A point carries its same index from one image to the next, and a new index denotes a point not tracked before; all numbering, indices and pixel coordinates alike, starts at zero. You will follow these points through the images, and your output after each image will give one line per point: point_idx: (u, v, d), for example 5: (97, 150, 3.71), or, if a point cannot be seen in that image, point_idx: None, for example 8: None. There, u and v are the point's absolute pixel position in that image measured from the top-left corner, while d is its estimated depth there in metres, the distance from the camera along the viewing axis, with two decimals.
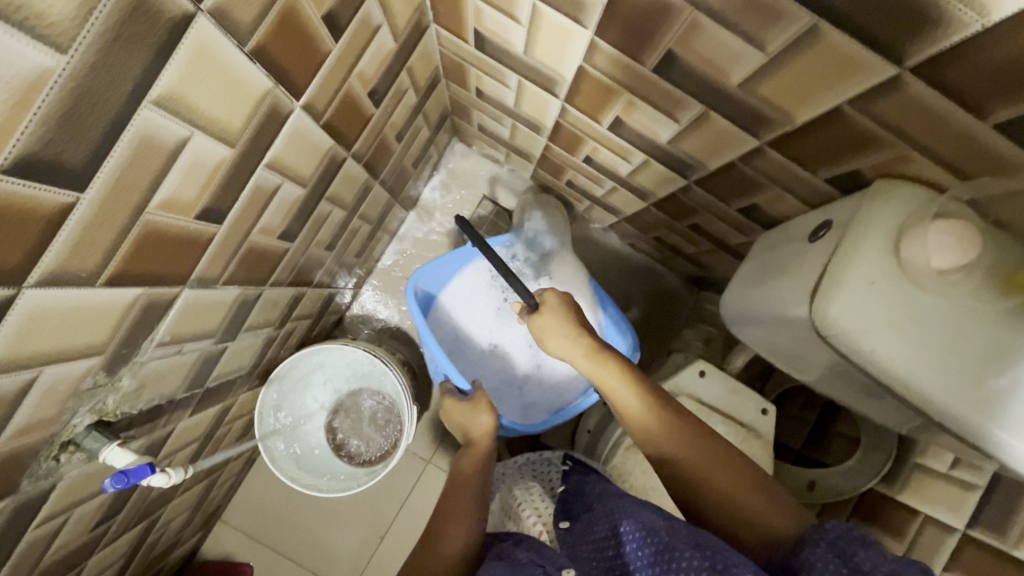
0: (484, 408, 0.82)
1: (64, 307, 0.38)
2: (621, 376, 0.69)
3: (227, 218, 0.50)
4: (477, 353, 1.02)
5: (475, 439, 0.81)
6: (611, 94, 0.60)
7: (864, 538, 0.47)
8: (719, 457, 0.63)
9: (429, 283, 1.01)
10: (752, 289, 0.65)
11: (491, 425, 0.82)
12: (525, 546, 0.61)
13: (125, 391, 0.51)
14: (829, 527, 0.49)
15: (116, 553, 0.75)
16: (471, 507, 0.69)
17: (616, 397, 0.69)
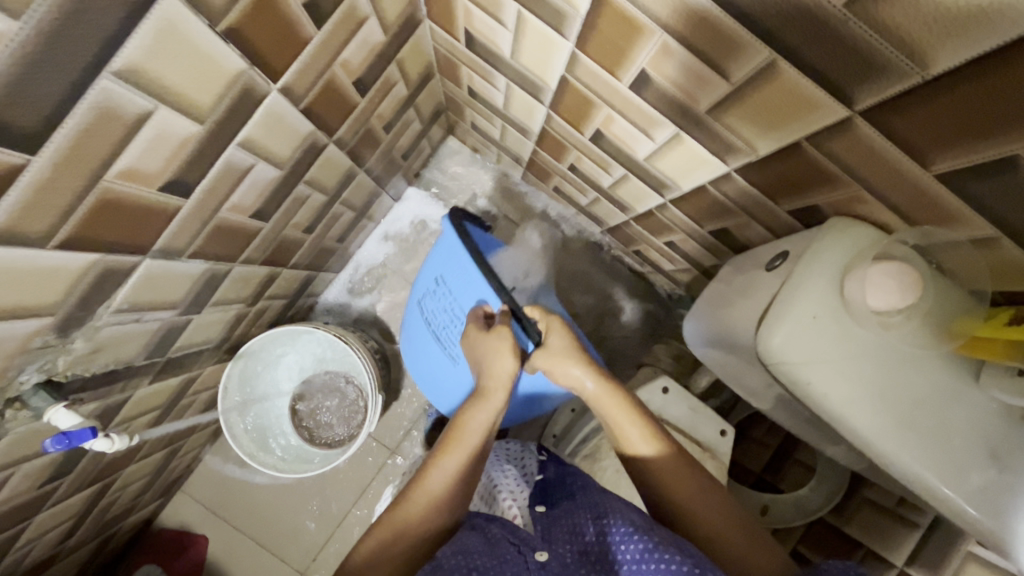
0: (506, 349, 0.69)
1: (14, 266, 0.38)
2: (626, 406, 0.65)
3: (194, 192, 0.50)
4: None
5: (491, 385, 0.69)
6: (590, 106, 0.61)
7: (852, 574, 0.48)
8: (706, 485, 0.60)
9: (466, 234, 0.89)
10: (713, 312, 0.66)
11: (512, 370, 0.69)
12: (492, 521, 0.62)
13: (78, 353, 0.52)
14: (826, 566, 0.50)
15: (65, 512, 0.75)
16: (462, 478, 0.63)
17: (620, 426, 0.64)
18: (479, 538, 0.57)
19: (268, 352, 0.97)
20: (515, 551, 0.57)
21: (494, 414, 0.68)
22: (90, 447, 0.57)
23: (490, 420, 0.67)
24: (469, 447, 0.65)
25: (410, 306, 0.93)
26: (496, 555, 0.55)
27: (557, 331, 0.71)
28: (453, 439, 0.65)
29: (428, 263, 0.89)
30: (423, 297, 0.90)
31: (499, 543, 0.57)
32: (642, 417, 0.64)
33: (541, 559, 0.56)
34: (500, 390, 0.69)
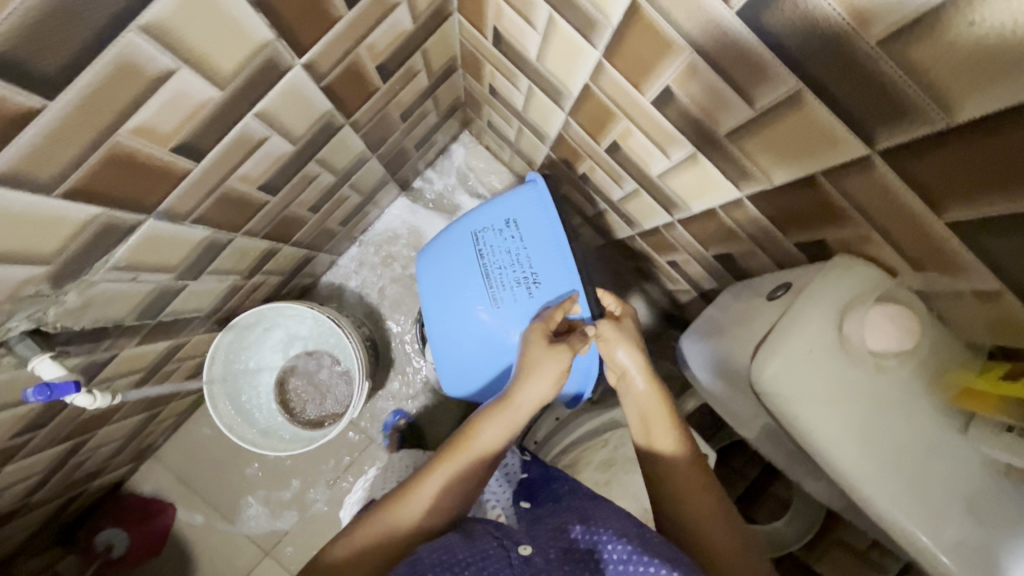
0: (557, 372, 0.65)
1: (16, 210, 0.38)
2: (665, 413, 0.65)
3: (206, 158, 0.50)
4: None
5: (519, 400, 0.64)
6: (610, 117, 0.61)
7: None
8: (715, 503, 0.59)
9: None
10: (709, 338, 0.65)
11: (547, 395, 0.65)
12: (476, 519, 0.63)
13: (69, 306, 0.51)
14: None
15: (36, 466, 0.74)
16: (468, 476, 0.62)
17: (654, 429, 0.65)
18: (459, 535, 0.57)
19: (258, 327, 0.96)
20: (498, 545, 0.56)
21: (509, 429, 0.64)
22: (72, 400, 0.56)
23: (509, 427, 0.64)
24: (476, 456, 0.62)
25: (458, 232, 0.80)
26: (479, 550, 0.54)
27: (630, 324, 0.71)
28: (456, 449, 0.62)
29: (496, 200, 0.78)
30: (480, 230, 0.79)
31: (480, 539, 0.56)
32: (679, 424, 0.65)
33: (525, 552, 0.55)
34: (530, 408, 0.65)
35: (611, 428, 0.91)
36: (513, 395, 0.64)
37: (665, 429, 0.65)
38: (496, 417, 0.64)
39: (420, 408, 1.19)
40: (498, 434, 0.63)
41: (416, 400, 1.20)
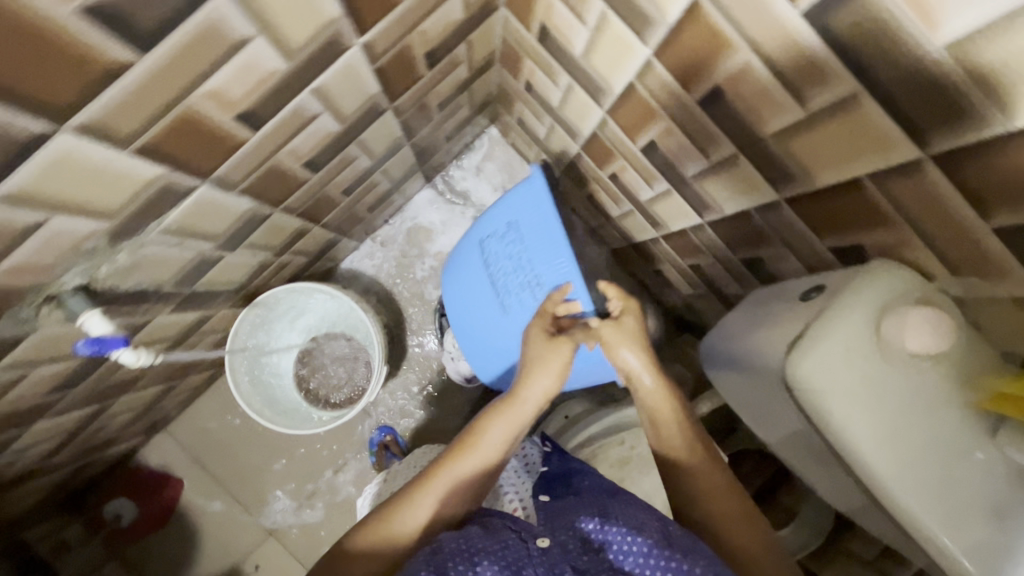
0: (554, 369, 0.66)
1: (92, 162, 0.39)
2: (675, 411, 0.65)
3: (262, 129, 0.51)
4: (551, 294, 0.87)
5: (525, 396, 0.65)
6: (651, 117, 0.63)
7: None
8: (742, 508, 0.59)
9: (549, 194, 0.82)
10: (732, 335, 0.66)
11: (551, 392, 0.66)
12: (494, 511, 0.64)
13: (120, 265, 0.52)
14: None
15: (60, 427, 0.75)
16: (473, 475, 0.62)
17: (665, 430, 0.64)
18: (478, 528, 0.58)
19: (281, 307, 0.97)
20: (516, 537, 0.57)
21: (515, 428, 0.64)
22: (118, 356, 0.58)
23: (515, 429, 0.65)
24: (485, 454, 0.63)
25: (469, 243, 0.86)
26: (498, 543, 0.56)
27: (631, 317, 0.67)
28: (463, 447, 0.63)
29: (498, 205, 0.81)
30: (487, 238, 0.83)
31: (499, 531, 0.58)
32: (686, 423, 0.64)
33: (543, 544, 0.56)
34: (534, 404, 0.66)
35: (627, 427, 0.92)
36: (517, 395, 0.65)
37: (678, 425, 0.64)
38: (502, 416, 0.65)
39: (412, 430, 1.19)
40: (506, 434, 0.64)
41: (409, 421, 1.19)
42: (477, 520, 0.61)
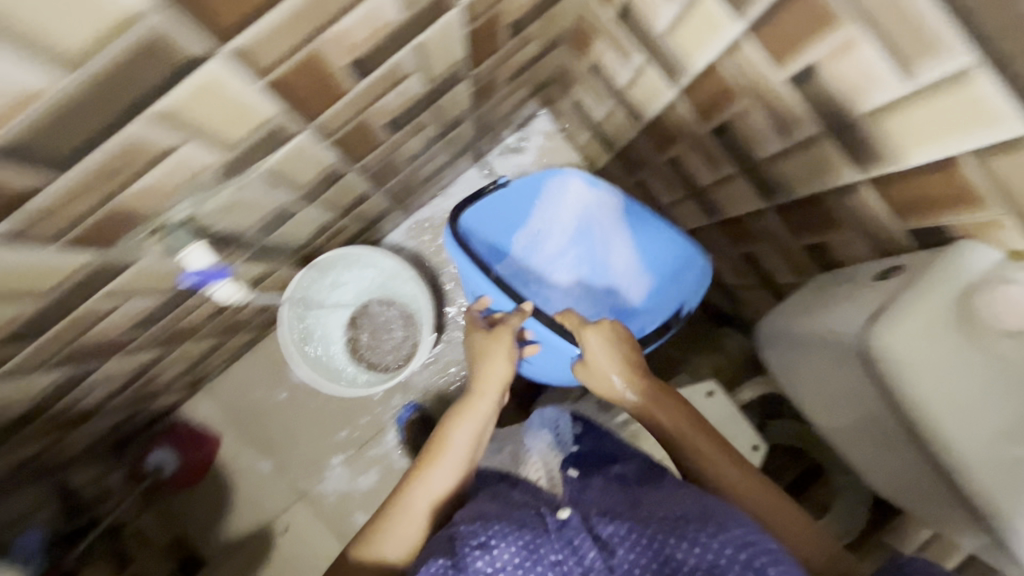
0: (500, 356, 0.77)
1: (229, 92, 0.40)
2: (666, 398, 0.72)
3: (366, 78, 0.53)
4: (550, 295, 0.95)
5: (483, 387, 0.75)
6: (730, 97, 0.64)
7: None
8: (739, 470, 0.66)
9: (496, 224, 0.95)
10: (796, 316, 0.68)
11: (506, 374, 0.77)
12: (517, 488, 0.71)
13: (220, 203, 0.54)
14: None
15: (124, 369, 0.77)
16: (457, 470, 0.69)
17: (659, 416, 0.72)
18: (496, 505, 0.64)
19: (333, 271, 0.99)
20: (535, 516, 0.62)
21: (479, 424, 0.71)
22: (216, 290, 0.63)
23: (482, 419, 0.72)
24: (454, 459, 0.68)
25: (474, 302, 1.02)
26: (516, 520, 0.61)
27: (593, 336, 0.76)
28: (433, 457, 0.68)
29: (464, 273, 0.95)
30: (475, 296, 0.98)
31: (520, 510, 0.63)
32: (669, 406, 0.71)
33: (563, 517, 0.61)
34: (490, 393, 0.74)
35: None
36: (470, 403, 0.73)
37: (667, 411, 0.71)
38: (464, 414, 0.72)
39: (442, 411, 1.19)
40: (467, 426, 0.71)
41: (438, 402, 1.20)
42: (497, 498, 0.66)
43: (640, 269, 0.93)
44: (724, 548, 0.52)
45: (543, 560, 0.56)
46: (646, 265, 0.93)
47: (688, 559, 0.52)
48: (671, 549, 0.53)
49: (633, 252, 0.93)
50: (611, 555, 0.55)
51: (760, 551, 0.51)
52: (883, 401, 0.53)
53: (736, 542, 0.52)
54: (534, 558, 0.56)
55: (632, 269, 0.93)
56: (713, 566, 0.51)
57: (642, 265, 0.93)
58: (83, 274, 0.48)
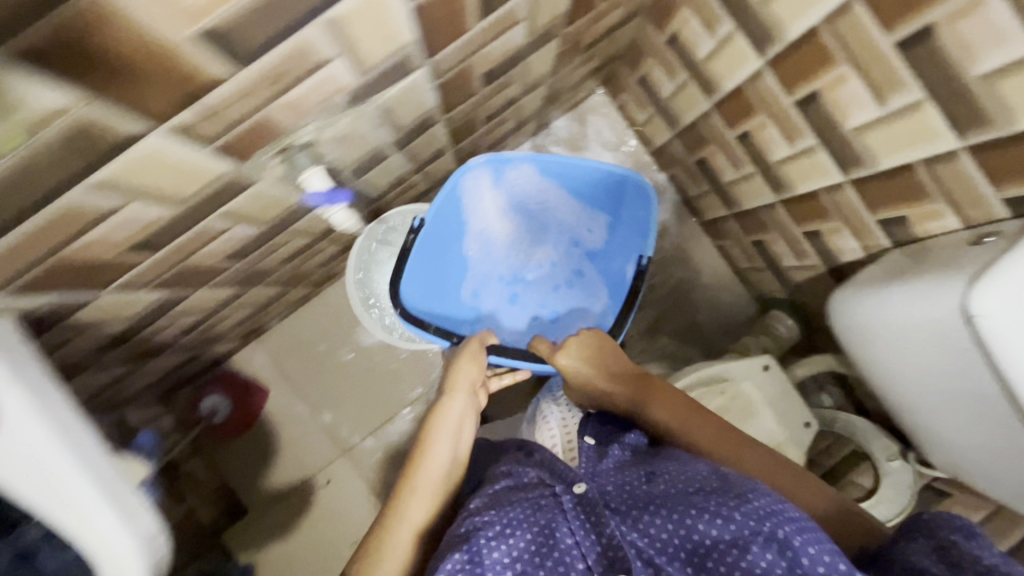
0: (467, 362, 0.86)
1: (389, 9, 0.42)
2: (654, 399, 0.81)
3: (487, 18, 0.55)
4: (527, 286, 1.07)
5: (455, 390, 0.82)
6: (825, 64, 0.65)
7: (960, 560, 0.54)
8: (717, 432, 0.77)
9: (445, 257, 1.01)
10: (887, 284, 0.70)
11: (475, 376, 0.85)
12: (534, 461, 0.72)
13: (338, 132, 0.56)
14: (914, 551, 0.58)
15: (205, 303, 0.80)
16: (444, 466, 0.75)
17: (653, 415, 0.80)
18: (518, 489, 0.67)
19: (396, 229, 1.01)
20: (551, 496, 0.64)
21: (455, 424, 0.79)
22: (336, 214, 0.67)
23: (460, 416, 0.80)
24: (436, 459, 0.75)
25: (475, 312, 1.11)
26: (532, 505, 0.63)
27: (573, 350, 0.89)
28: (416, 477, 0.73)
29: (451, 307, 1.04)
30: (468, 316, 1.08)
31: (533, 491, 0.66)
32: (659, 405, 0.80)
33: (579, 490, 0.64)
34: (462, 393, 0.82)
35: (728, 377, 0.92)
36: (441, 413, 0.80)
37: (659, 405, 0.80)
38: (439, 424, 0.79)
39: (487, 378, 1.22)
40: (444, 435, 0.77)
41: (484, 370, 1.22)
42: (513, 477, 0.69)
43: (586, 210, 1.06)
44: (747, 520, 0.55)
45: (562, 543, 0.59)
46: (593, 204, 1.05)
47: (711, 533, 0.55)
48: (693, 521, 0.56)
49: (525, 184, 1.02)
50: (630, 529, 0.59)
51: (783, 520, 0.55)
52: (994, 373, 0.56)
53: (758, 513, 0.55)
54: (552, 542, 0.59)
55: (584, 214, 1.06)
56: (737, 540, 0.54)
57: (582, 199, 1.04)
58: (217, 186, 0.50)
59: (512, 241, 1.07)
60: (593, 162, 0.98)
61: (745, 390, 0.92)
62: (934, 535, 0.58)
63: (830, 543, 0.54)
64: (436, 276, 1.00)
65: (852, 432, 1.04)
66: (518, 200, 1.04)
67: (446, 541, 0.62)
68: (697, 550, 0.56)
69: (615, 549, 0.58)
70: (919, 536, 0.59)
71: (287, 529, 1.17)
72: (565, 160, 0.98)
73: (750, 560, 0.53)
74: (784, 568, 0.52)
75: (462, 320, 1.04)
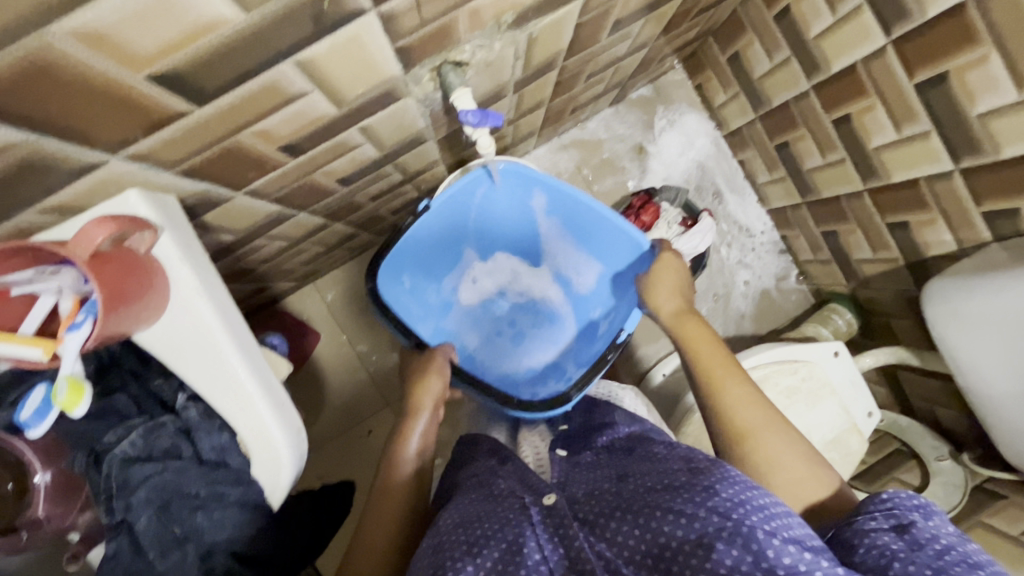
0: (430, 375, 0.72)
1: None
2: (705, 334, 0.67)
3: None
4: (506, 306, 0.94)
5: (418, 404, 0.69)
6: (968, 43, 0.65)
7: (919, 538, 0.44)
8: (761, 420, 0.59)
9: (428, 258, 0.86)
10: (968, 278, 0.72)
11: (439, 390, 0.71)
12: (504, 469, 0.57)
13: (488, 57, 0.55)
14: (863, 525, 0.46)
15: (294, 231, 0.79)
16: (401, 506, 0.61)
17: (699, 351, 0.66)
18: (480, 497, 0.52)
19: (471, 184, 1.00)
20: (515, 503, 0.49)
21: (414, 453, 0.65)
22: (478, 137, 0.65)
23: (422, 441, 0.66)
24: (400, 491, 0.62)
25: (449, 312, 0.91)
26: (496, 517, 0.48)
27: (669, 268, 0.77)
28: (388, 495, 0.61)
29: (425, 303, 0.89)
30: (440, 311, 0.91)
31: (501, 492, 0.52)
32: (719, 346, 0.65)
33: (548, 502, 0.49)
34: (424, 412, 0.68)
35: (799, 359, 0.92)
36: (410, 419, 0.68)
37: (709, 340, 0.66)
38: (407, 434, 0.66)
39: None
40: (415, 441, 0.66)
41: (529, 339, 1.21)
42: (484, 480, 0.55)
43: (583, 249, 0.88)
44: (711, 515, 0.42)
45: (527, 560, 0.43)
46: (592, 249, 0.88)
47: (676, 533, 0.42)
48: (658, 523, 0.43)
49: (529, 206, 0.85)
50: (596, 540, 0.45)
51: (752, 510, 0.43)
52: None
53: (727, 505, 0.43)
54: (518, 560, 0.43)
55: (582, 253, 0.89)
56: (702, 538, 0.41)
57: (586, 243, 0.87)
58: (373, 96, 0.49)
59: (501, 252, 0.90)
60: (613, 214, 0.79)
61: (813, 374, 0.92)
62: (891, 511, 0.47)
63: (809, 535, 0.43)
64: (416, 270, 0.86)
65: (901, 433, 1.04)
66: (519, 217, 0.86)
67: (417, 557, 0.48)
68: (661, 552, 0.42)
69: (583, 561, 0.43)
70: (871, 510, 0.47)
71: (331, 472, 1.18)
72: (583, 201, 0.79)
73: (715, 561, 0.40)
74: (752, 565, 0.39)
75: (427, 314, 0.89)
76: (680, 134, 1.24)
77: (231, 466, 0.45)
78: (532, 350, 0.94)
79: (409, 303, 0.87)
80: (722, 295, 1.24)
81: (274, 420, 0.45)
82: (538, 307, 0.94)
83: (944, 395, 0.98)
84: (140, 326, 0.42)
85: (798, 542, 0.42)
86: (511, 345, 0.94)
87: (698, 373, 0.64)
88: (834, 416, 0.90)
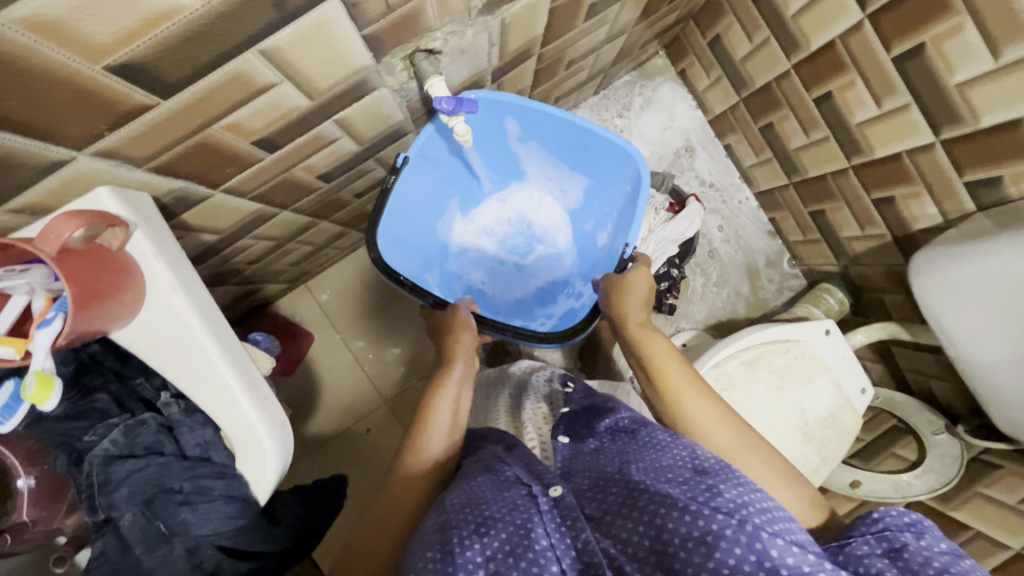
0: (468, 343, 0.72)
1: None
2: (669, 352, 0.66)
3: None
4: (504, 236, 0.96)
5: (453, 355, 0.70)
6: (942, 12, 0.65)
7: (913, 565, 0.42)
8: None
9: (420, 204, 0.84)
10: (965, 245, 0.71)
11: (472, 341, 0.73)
12: (511, 455, 0.55)
13: (462, 44, 0.55)
14: (856, 550, 0.44)
15: (279, 230, 0.78)
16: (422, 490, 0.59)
17: (662, 370, 0.64)
18: (488, 481, 0.51)
19: None
20: (521, 493, 0.48)
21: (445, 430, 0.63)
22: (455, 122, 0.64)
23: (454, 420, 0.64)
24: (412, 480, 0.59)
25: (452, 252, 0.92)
26: (505, 501, 0.47)
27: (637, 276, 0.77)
28: (401, 487, 0.58)
29: (428, 251, 0.88)
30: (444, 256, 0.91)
31: (507, 478, 0.51)
32: (682, 362, 0.64)
33: (555, 494, 0.48)
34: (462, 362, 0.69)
35: (791, 338, 0.92)
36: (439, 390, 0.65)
37: (668, 356, 0.65)
38: (432, 412, 0.63)
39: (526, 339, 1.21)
40: (444, 415, 0.63)
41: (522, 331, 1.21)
42: (484, 464, 0.54)
43: (565, 167, 0.90)
44: (716, 514, 0.43)
45: (535, 544, 0.43)
46: (578, 166, 0.89)
47: (681, 530, 0.42)
48: (663, 520, 0.43)
49: (509, 133, 0.84)
50: (601, 536, 0.45)
51: (756, 511, 0.43)
52: None
53: (730, 506, 0.43)
54: (525, 543, 0.43)
55: (565, 170, 0.91)
56: (706, 536, 0.41)
57: (569, 160, 0.88)
58: (344, 87, 0.49)
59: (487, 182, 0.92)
60: (593, 125, 0.79)
61: (805, 352, 0.92)
62: (883, 534, 0.45)
63: (810, 541, 0.43)
64: (411, 220, 0.84)
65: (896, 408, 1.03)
66: (498, 146, 0.86)
67: (419, 535, 0.47)
68: (664, 548, 0.42)
69: (590, 554, 0.42)
70: (863, 534, 0.46)
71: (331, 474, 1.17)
72: (562, 119, 0.79)
73: (719, 560, 0.40)
74: (755, 565, 0.40)
75: (431, 263, 0.89)
76: (665, 122, 1.23)
77: (214, 461, 0.46)
78: (536, 276, 0.96)
79: (416, 254, 0.86)
80: (714, 279, 1.24)
81: (258, 418, 0.45)
82: (534, 235, 0.97)
83: (938, 368, 0.98)
84: (117, 323, 0.42)
85: (800, 546, 0.42)
86: (517, 275, 0.96)
87: (660, 395, 0.63)
88: (827, 393, 0.91)
